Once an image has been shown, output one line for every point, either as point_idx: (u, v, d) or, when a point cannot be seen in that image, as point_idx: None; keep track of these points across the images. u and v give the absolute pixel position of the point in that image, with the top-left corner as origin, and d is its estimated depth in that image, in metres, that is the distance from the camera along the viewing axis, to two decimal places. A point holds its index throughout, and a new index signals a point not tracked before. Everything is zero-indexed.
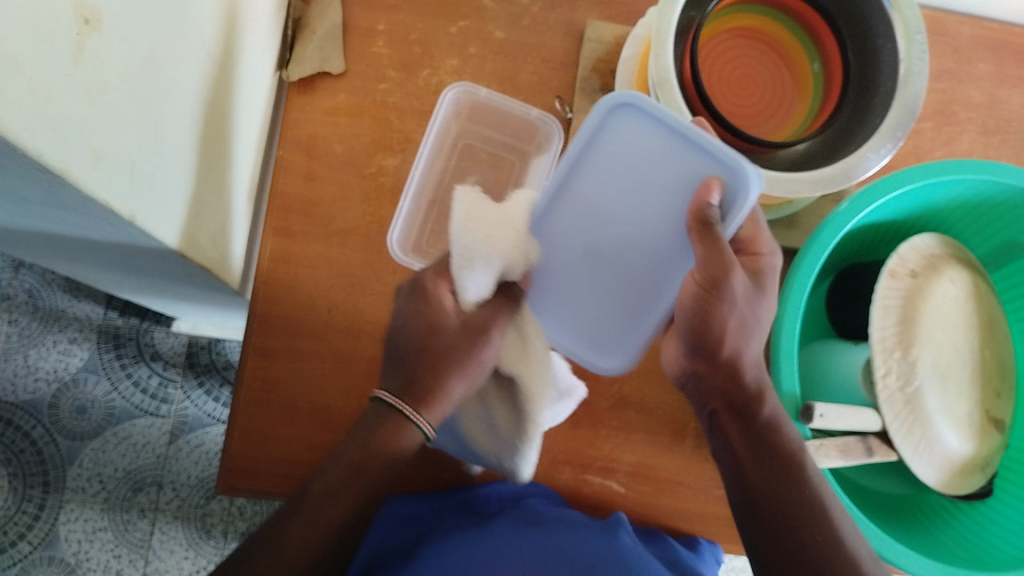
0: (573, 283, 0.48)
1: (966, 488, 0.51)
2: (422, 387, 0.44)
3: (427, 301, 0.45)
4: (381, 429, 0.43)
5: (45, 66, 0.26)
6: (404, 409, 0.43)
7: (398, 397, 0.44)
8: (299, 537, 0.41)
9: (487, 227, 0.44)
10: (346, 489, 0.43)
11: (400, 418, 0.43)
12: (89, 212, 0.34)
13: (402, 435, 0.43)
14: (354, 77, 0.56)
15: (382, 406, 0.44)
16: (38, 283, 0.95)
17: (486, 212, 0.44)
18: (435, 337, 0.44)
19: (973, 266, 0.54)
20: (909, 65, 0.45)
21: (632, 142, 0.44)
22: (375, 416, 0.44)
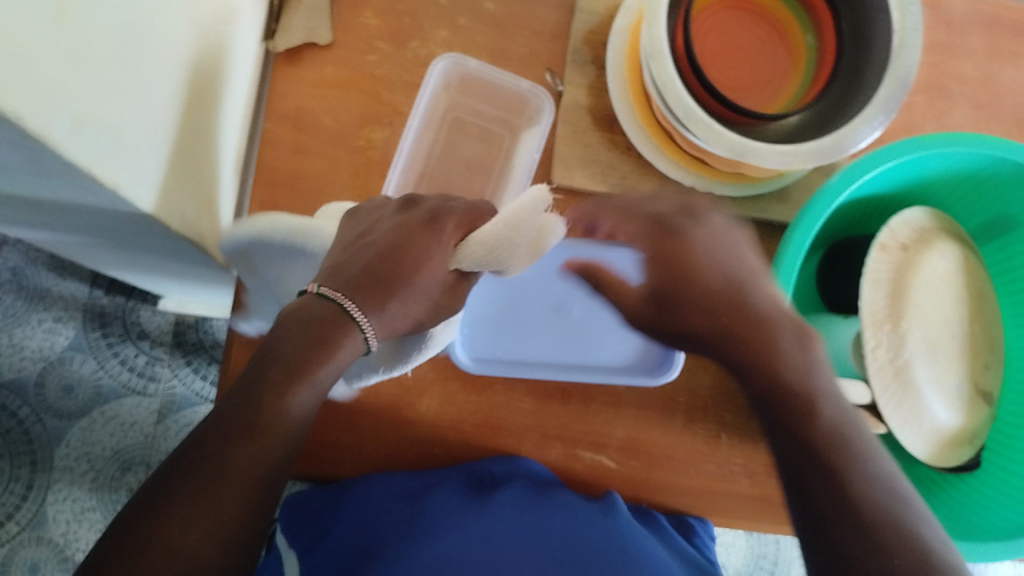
0: None
1: (954, 462, 0.51)
2: (384, 310, 0.40)
3: (428, 234, 0.42)
4: (324, 336, 0.37)
5: (21, 25, 0.25)
6: (349, 308, 0.38)
7: (345, 295, 0.39)
8: (240, 459, 0.34)
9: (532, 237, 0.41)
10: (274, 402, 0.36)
11: (347, 321, 0.38)
12: (71, 181, 0.34)
13: (339, 339, 0.38)
14: (342, 49, 0.55)
15: (332, 309, 0.38)
16: (22, 261, 0.93)
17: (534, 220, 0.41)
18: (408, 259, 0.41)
19: (963, 240, 0.54)
20: (902, 35, 0.44)
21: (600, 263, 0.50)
22: (322, 316, 0.38)
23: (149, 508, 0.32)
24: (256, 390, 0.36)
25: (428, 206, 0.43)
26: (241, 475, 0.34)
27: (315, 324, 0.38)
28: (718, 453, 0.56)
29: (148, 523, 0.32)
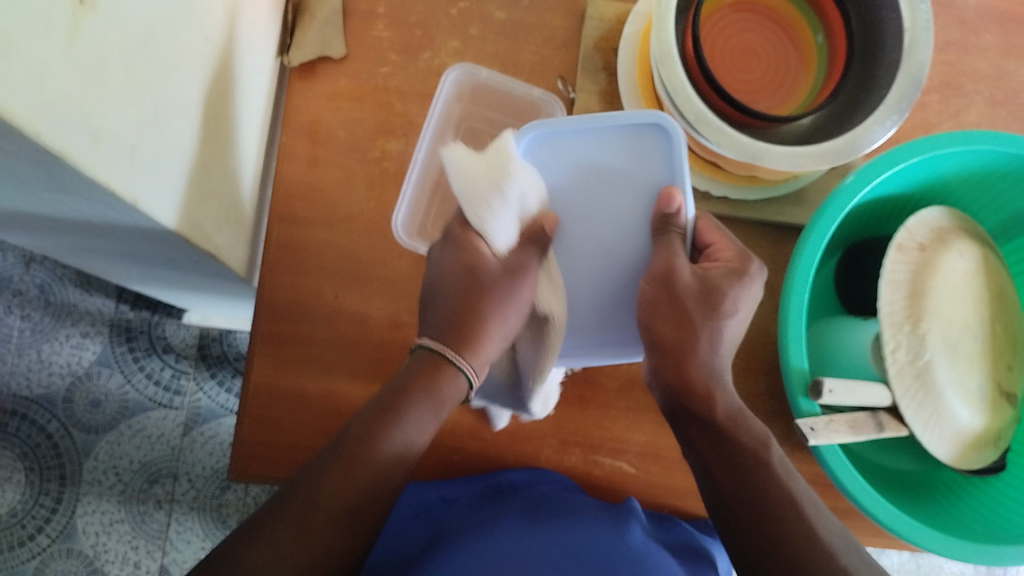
0: (597, 166, 0.49)
1: (978, 463, 0.51)
2: (461, 333, 0.47)
3: (468, 247, 0.47)
4: (424, 378, 0.45)
5: (42, 47, 0.26)
6: (449, 354, 0.46)
7: (442, 343, 0.47)
8: (335, 487, 0.40)
9: (496, 167, 0.45)
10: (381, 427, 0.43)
11: (449, 366, 0.46)
12: (90, 196, 0.34)
13: (445, 379, 0.45)
14: (355, 63, 0.56)
15: (424, 352, 0.46)
16: (49, 278, 0.96)
17: (491, 157, 0.45)
18: (472, 275, 0.47)
19: (983, 238, 0.54)
20: (913, 34, 0.44)
21: (650, 162, 0.48)
22: (418, 361, 0.46)
23: (249, 536, 0.37)
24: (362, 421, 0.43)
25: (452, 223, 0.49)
26: (339, 497, 0.39)
27: (415, 374, 0.45)
28: None
29: (249, 549, 0.37)
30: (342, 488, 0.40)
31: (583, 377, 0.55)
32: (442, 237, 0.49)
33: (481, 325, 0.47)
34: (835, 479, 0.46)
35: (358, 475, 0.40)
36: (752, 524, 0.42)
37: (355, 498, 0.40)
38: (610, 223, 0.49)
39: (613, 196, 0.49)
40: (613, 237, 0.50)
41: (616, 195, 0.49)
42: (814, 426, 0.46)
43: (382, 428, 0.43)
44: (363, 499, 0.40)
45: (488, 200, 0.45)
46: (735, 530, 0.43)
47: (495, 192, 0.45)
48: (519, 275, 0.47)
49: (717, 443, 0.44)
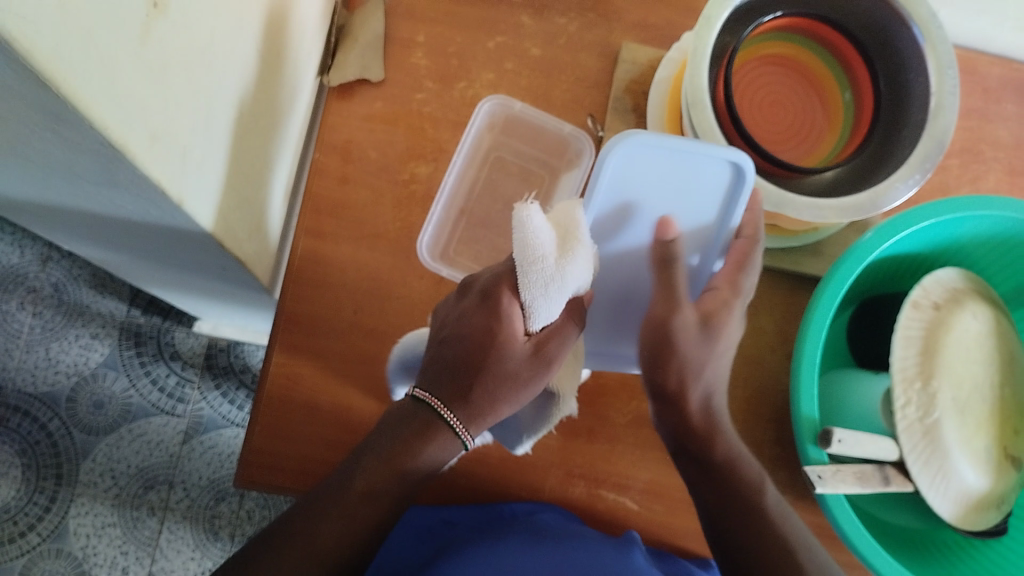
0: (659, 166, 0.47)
1: (982, 524, 0.51)
2: (471, 402, 0.43)
3: (495, 314, 0.43)
4: (421, 434, 0.43)
5: (117, 43, 0.27)
6: (450, 419, 0.43)
7: (444, 403, 0.43)
8: (328, 538, 0.41)
9: (567, 248, 0.42)
10: (383, 489, 0.42)
11: (446, 430, 0.43)
12: (138, 192, 0.35)
13: (445, 445, 0.44)
14: (392, 87, 0.57)
15: (424, 412, 0.44)
16: (64, 277, 0.97)
17: (568, 237, 0.43)
18: (488, 345, 0.43)
19: (995, 302, 0.55)
20: (939, 99, 0.46)
21: (710, 185, 0.47)
22: (415, 422, 0.43)
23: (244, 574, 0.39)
24: (365, 476, 0.42)
25: (480, 285, 0.45)
26: (332, 552, 0.41)
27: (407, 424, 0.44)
28: None
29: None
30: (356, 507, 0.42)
31: (591, 411, 0.55)
32: (477, 288, 0.45)
33: (485, 400, 0.43)
34: (832, 519, 0.47)
35: (369, 506, 0.42)
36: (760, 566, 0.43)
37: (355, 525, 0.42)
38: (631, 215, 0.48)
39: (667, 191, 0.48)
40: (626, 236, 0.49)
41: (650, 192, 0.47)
42: (821, 474, 0.46)
43: (404, 460, 0.43)
44: (353, 548, 0.41)
45: (554, 279, 0.41)
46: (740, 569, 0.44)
47: (560, 275, 0.42)
48: (542, 361, 0.44)
49: (732, 479, 0.46)
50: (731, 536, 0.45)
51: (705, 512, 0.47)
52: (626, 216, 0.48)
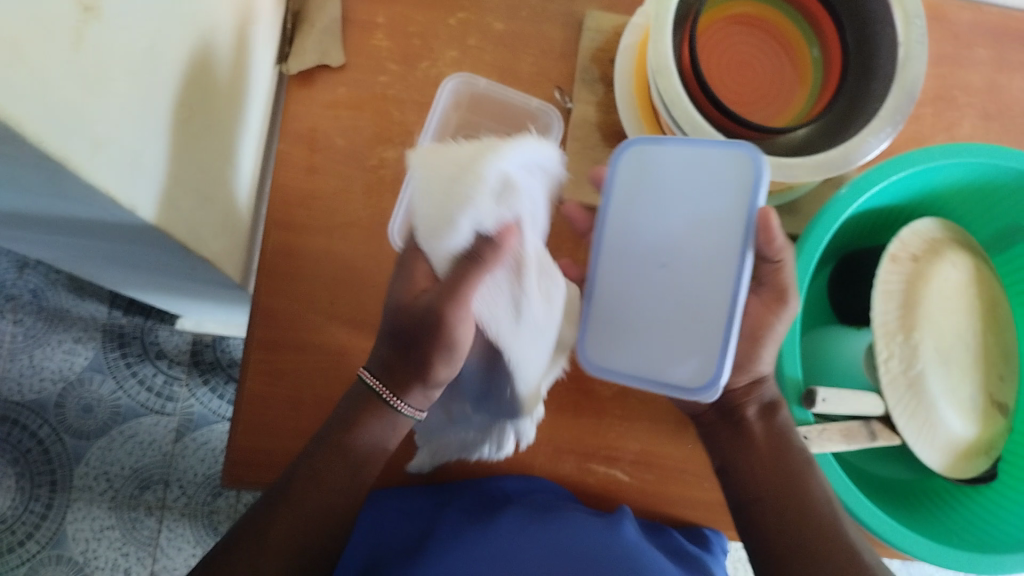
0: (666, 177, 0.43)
1: (968, 473, 0.51)
2: (393, 372, 0.45)
3: (411, 276, 0.43)
4: (359, 413, 0.45)
5: (47, 54, 0.26)
6: (380, 391, 0.45)
7: (376, 378, 0.45)
8: (278, 532, 0.42)
9: (439, 187, 0.37)
10: (327, 471, 0.44)
11: (380, 404, 0.45)
12: (90, 202, 0.34)
13: (380, 414, 0.45)
14: (354, 71, 0.56)
15: (364, 391, 0.46)
16: (42, 283, 0.95)
17: (444, 172, 0.38)
18: (407, 314, 0.43)
19: (975, 249, 0.55)
20: (908, 49, 0.45)
21: (636, 204, 0.44)
22: (353, 403, 0.46)
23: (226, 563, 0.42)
24: (308, 462, 0.45)
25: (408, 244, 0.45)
26: (282, 539, 0.42)
27: (354, 407, 0.46)
28: None
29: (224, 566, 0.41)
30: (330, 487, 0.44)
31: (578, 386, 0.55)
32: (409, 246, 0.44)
33: (416, 371, 0.44)
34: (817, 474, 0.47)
35: (312, 489, 0.44)
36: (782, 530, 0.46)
37: (329, 504, 0.44)
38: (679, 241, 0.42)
39: (660, 208, 0.43)
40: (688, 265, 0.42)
41: (670, 214, 0.43)
42: (806, 435, 0.47)
43: (344, 435, 0.45)
44: (306, 533, 0.43)
45: (427, 220, 0.38)
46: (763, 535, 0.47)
47: (439, 219, 0.37)
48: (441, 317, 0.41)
49: (777, 442, 0.48)
50: (752, 491, 0.48)
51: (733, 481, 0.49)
52: (692, 238, 0.42)
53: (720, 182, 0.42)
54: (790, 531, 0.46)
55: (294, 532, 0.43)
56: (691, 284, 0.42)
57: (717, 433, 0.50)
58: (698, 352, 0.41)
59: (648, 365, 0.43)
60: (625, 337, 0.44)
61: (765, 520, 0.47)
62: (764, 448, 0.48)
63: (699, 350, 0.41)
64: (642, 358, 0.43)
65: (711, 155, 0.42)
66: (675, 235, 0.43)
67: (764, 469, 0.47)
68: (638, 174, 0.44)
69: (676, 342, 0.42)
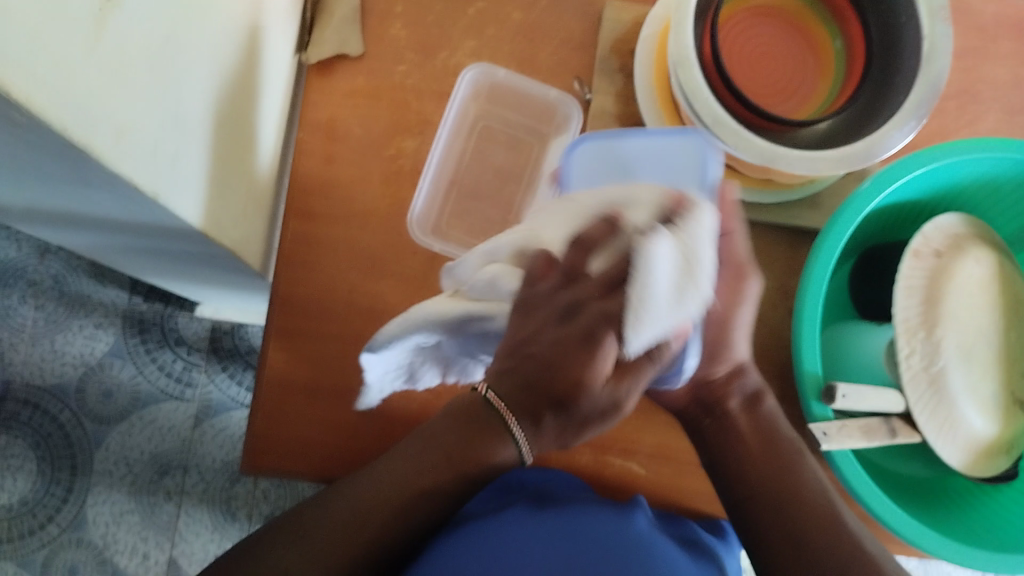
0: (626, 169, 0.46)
1: (991, 470, 0.50)
2: (541, 424, 0.44)
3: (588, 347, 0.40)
4: (482, 436, 0.44)
5: (69, 43, 0.26)
6: (514, 426, 0.44)
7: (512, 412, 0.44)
8: (350, 508, 0.43)
9: (680, 280, 0.35)
10: (430, 474, 0.44)
11: (507, 434, 0.44)
12: (112, 191, 0.34)
13: (499, 446, 0.44)
14: (372, 60, 0.56)
15: (496, 416, 0.44)
16: (63, 268, 0.96)
17: (685, 271, 0.35)
18: (559, 374, 0.42)
19: (997, 243, 0.54)
20: (933, 41, 0.44)
21: None
22: (481, 421, 0.45)
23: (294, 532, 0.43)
24: (410, 453, 0.45)
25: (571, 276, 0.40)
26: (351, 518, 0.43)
27: (471, 425, 0.45)
28: None
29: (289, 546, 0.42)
30: (400, 481, 0.44)
31: None
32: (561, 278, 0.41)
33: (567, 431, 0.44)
34: (833, 464, 0.47)
35: (414, 489, 0.44)
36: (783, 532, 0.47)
37: (426, 506, 0.45)
38: None
39: None
40: None
41: None
42: (826, 431, 0.46)
43: (461, 457, 0.44)
44: (381, 530, 0.43)
45: (665, 306, 0.34)
46: (767, 536, 0.48)
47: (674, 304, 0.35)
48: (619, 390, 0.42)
49: (765, 434, 0.50)
50: (744, 485, 0.49)
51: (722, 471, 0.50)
52: None
53: (680, 163, 0.44)
54: (798, 531, 0.47)
55: (361, 520, 0.43)
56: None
57: (699, 424, 0.51)
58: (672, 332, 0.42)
59: None
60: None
61: (761, 514, 0.48)
62: (755, 446, 0.49)
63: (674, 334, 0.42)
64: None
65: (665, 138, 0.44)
66: None
67: (756, 464, 0.49)
68: (597, 167, 0.47)
69: None
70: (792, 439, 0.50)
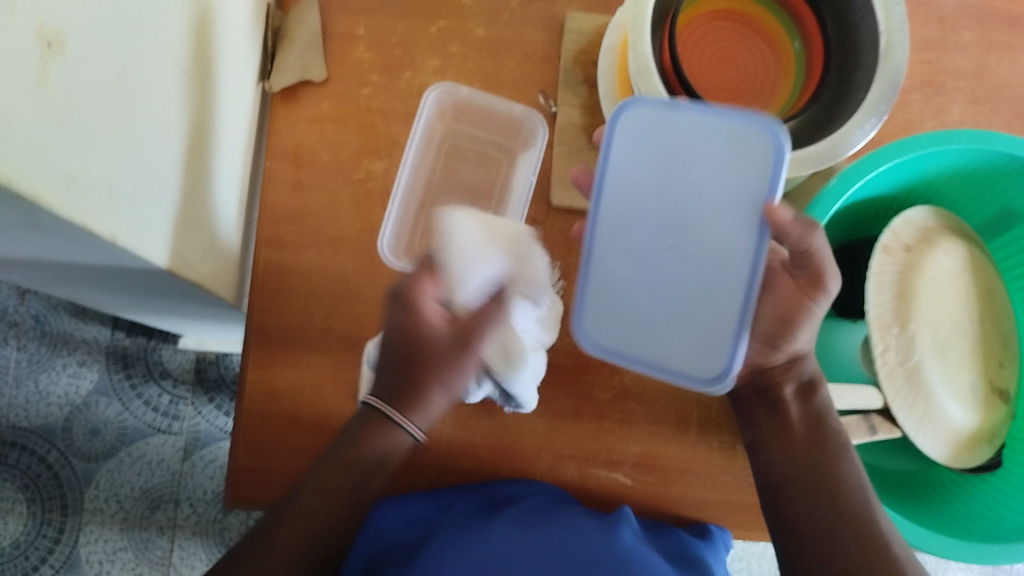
0: (675, 151, 0.38)
1: (973, 461, 0.50)
2: (411, 401, 0.44)
3: (411, 311, 0.43)
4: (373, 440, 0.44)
5: (11, 95, 0.26)
6: (390, 412, 0.44)
7: (387, 403, 0.44)
8: (288, 533, 0.43)
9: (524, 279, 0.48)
10: (335, 480, 0.44)
11: (387, 425, 0.44)
12: (70, 236, 0.34)
13: (386, 439, 0.44)
14: (337, 84, 0.56)
15: (371, 411, 0.44)
16: (44, 308, 0.96)
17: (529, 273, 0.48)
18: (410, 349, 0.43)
19: (968, 235, 0.54)
20: (889, 37, 0.44)
21: (638, 186, 0.39)
22: (368, 426, 0.44)
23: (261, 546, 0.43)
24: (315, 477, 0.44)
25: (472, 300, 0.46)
26: (290, 538, 0.43)
27: (363, 428, 0.44)
28: (735, 465, 0.54)
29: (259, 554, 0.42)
30: (311, 507, 0.44)
31: (576, 390, 0.54)
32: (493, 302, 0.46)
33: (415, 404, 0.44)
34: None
35: (323, 502, 0.44)
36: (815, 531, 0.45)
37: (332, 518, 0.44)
38: (690, 220, 0.39)
39: (669, 189, 0.39)
40: (715, 252, 0.39)
41: (686, 194, 0.38)
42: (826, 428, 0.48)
43: (351, 457, 0.44)
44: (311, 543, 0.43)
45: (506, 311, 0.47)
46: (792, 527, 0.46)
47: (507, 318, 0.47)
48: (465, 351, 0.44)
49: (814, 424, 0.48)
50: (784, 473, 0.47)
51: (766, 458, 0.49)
52: (707, 219, 0.38)
53: (739, 154, 0.37)
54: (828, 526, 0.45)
55: (294, 536, 0.43)
56: (703, 272, 0.39)
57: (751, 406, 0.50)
58: (710, 350, 0.39)
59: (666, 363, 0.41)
60: (636, 333, 0.41)
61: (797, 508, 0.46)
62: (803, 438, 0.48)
63: (707, 347, 0.39)
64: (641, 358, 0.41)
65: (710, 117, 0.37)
66: (685, 212, 0.39)
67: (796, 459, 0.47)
68: (647, 141, 0.39)
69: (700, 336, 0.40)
70: (841, 435, 0.47)
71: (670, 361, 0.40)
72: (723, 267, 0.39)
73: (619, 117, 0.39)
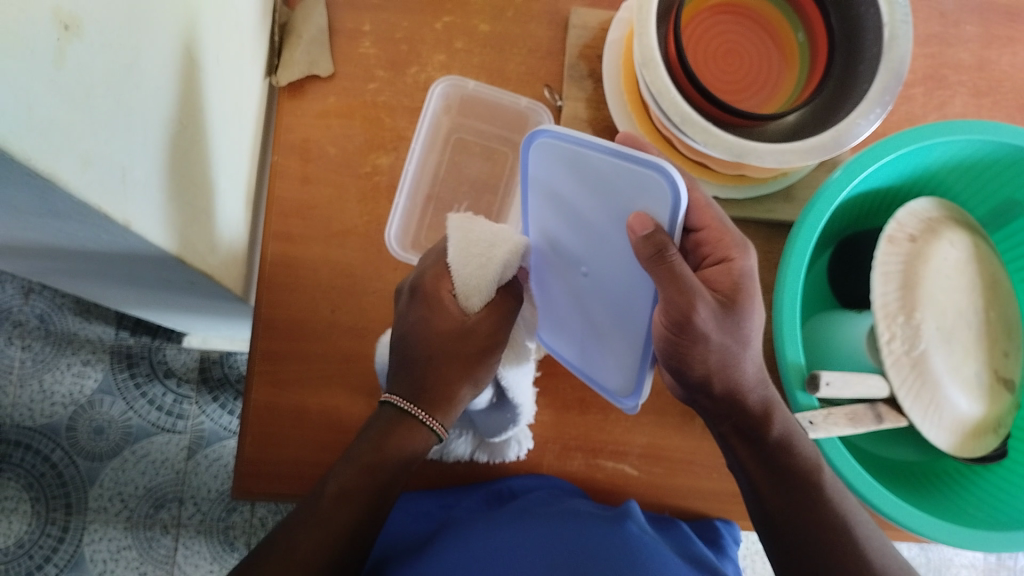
0: (574, 188, 0.41)
1: (978, 451, 0.50)
2: (430, 394, 0.46)
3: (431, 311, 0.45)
4: (391, 435, 0.45)
5: (29, 73, 0.26)
6: (416, 413, 0.45)
7: (411, 402, 0.45)
8: (304, 547, 0.41)
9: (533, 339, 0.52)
10: (355, 491, 0.43)
11: (412, 423, 0.45)
12: (82, 220, 0.34)
13: (411, 437, 0.45)
14: (343, 79, 0.56)
15: (390, 411, 0.46)
16: (48, 308, 0.96)
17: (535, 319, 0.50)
18: (442, 343, 0.45)
19: (973, 227, 0.54)
20: (893, 28, 0.44)
21: (550, 213, 0.44)
22: (381, 421, 0.45)
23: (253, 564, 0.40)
24: (336, 481, 0.43)
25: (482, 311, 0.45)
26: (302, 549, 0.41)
27: (374, 438, 0.45)
28: None
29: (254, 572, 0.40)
30: (328, 513, 0.42)
31: (581, 382, 0.55)
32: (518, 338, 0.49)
33: (440, 397, 0.46)
34: (828, 461, 0.47)
35: (339, 511, 0.42)
36: (807, 551, 0.43)
37: (348, 526, 0.42)
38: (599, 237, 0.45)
39: (574, 221, 0.43)
40: (620, 276, 0.43)
41: (590, 225, 0.42)
42: (812, 420, 0.45)
43: (372, 455, 0.44)
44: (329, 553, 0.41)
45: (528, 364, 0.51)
46: (783, 544, 0.45)
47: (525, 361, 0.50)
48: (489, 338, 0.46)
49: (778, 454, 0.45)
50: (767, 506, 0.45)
51: (747, 485, 0.47)
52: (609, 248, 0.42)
53: (633, 199, 0.39)
54: (820, 539, 0.43)
55: (315, 547, 0.41)
56: (618, 292, 0.44)
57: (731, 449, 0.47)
58: (625, 366, 0.47)
59: (597, 362, 0.50)
60: (563, 322, 0.50)
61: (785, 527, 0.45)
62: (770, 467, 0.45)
63: (625, 361, 0.47)
64: (577, 325, 0.49)
65: (607, 164, 0.38)
66: (587, 242, 0.43)
67: (772, 487, 0.45)
68: (562, 166, 0.41)
69: (625, 343, 0.46)
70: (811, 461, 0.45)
71: (606, 362, 0.49)
72: (637, 286, 0.43)
73: (534, 136, 0.41)
